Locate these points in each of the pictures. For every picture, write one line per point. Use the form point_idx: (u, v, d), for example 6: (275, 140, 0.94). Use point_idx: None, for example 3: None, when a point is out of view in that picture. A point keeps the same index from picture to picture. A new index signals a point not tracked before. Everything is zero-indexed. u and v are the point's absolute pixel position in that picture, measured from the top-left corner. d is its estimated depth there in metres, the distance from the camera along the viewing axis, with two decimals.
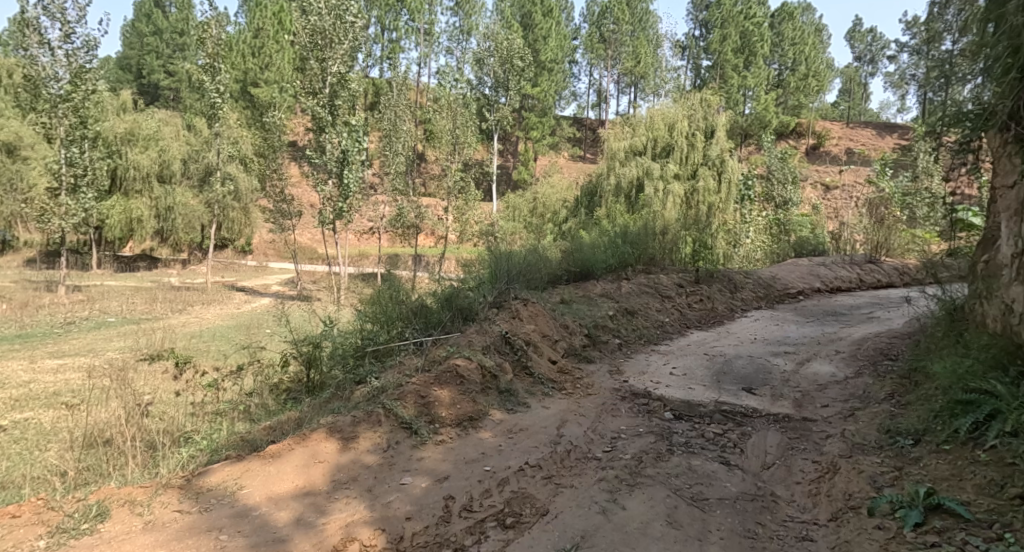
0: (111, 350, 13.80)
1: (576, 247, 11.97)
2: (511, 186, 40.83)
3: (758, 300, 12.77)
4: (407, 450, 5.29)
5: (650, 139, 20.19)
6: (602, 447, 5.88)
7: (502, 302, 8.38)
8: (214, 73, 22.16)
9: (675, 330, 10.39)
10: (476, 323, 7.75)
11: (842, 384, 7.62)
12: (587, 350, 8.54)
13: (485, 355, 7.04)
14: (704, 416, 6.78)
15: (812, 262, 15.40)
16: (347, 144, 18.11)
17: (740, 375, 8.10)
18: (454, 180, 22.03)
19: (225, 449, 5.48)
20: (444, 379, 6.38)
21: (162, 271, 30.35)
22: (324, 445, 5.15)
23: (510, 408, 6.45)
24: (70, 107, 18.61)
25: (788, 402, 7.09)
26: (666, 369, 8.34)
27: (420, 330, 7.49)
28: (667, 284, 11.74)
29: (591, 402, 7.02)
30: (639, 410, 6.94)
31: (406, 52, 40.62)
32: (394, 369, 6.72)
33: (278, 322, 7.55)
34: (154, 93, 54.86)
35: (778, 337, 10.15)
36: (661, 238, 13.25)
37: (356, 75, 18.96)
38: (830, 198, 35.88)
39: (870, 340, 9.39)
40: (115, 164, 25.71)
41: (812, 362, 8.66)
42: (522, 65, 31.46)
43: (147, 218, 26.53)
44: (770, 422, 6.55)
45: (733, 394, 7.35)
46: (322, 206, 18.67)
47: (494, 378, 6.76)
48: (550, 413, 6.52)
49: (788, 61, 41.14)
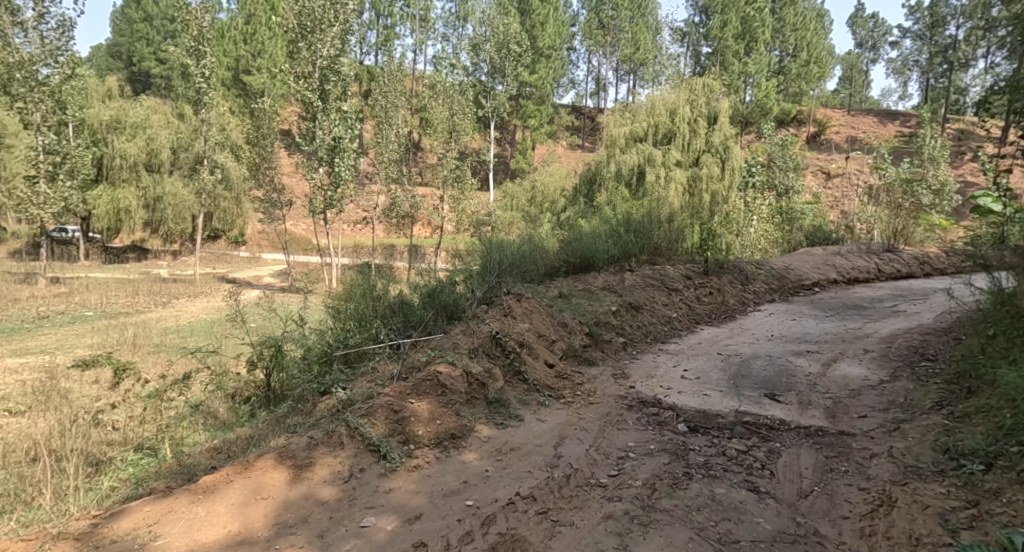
0: (81, 348, 12.84)
1: (575, 236, 11.00)
2: (509, 176, 39.80)
3: (772, 293, 11.87)
4: (374, 480, 4.39)
5: (651, 125, 19.25)
6: (608, 470, 5.02)
7: (493, 298, 7.45)
8: (199, 56, 20.87)
9: (683, 327, 9.48)
10: (463, 322, 6.81)
11: (876, 389, 6.77)
12: (588, 351, 7.65)
13: (472, 360, 6.15)
14: (723, 428, 5.93)
15: (827, 251, 14.45)
16: (339, 131, 17.04)
17: (760, 379, 7.22)
18: (449, 169, 21.07)
19: (153, 479, 4.54)
20: (423, 389, 5.47)
21: (151, 262, 29.43)
22: (269, 476, 4.24)
23: (500, 423, 5.54)
24: (47, 92, 17.64)
25: (819, 411, 6.19)
26: (677, 372, 7.44)
27: (398, 331, 6.57)
28: (674, 276, 10.81)
29: (593, 412, 6.13)
30: (649, 421, 6.07)
31: (401, 39, 39.46)
32: (365, 377, 5.78)
33: (231, 322, 6.41)
34: (144, 81, 53.42)
35: (797, 334, 9.26)
36: (666, 227, 12.30)
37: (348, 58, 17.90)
38: (832, 186, 35.04)
39: (901, 338, 8.54)
40: (100, 153, 24.57)
41: (838, 363, 7.78)
42: (520, 51, 30.31)
43: (136, 208, 25.56)
44: (801, 436, 5.68)
45: (755, 402, 6.47)
46: (313, 195, 17.70)
47: (483, 386, 5.87)
48: (546, 427, 5.63)
49: (789, 47, 39.74)
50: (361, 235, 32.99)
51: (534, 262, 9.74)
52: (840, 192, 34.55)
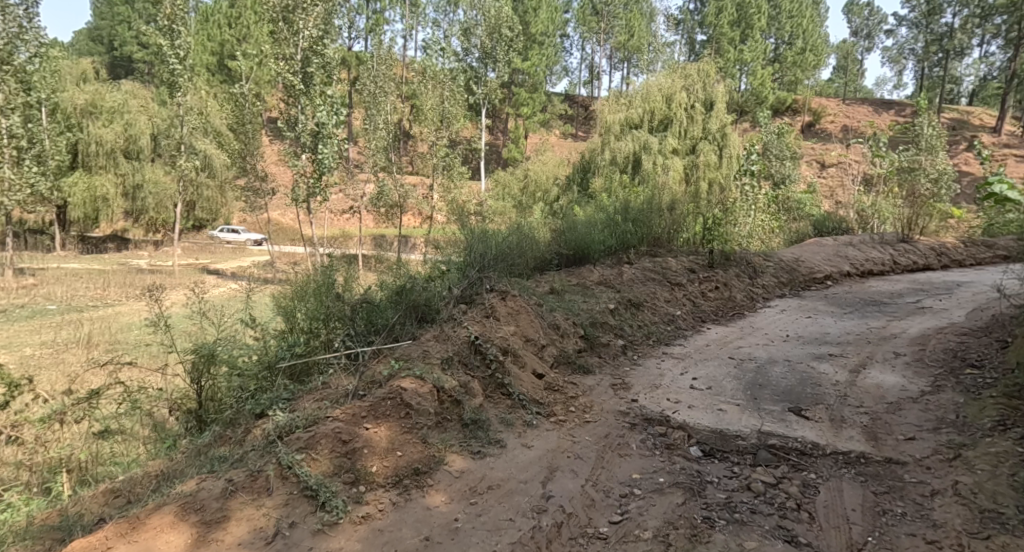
0: (33, 346, 11.66)
1: (569, 225, 9.93)
2: (501, 165, 38.61)
3: (781, 288, 10.91)
4: (308, 540, 3.46)
5: (646, 111, 18.17)
6: (610, 514, 4.10)
7: (472, 297, 6.41)
8: (173, 36, 19.01)
9: (689, 326, 8.49)
10: (436, 326, 5.79)
11: (918, 401, 5.84)
12: (583, 357, 6.66)
13: (445, 373, 5.16)
14: (744, 452, 5.01)
15: (838, 241, 13.49)
16: (323, 116, 15.44)
17: (781, 389, 6.25)
18: (440, 156, 20.00)
19: (13, 539, 3.56)
20: (382, 411, 4.45)
21: (132, 252, 28.22)
22: (164, 540, 3.35)
23: (475, 452, 4.54)
24: (9, 71, 16.22)
25: (858, 432, 5.23)
26: (686, 381, 6.46)
27: (358, 338, 5.49)
28: (676, 269, 9.78)
29: (589, 434, 5.17)
30: (656, 445, 5.12)
31: (390, 24, 38.15)
32: (313, 395, 4.73)
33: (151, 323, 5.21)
34: (126, 66, 51.68)
35: (815, 334, 8.28)
36: (667, 214, 11.22)
37: (335, 41, 16.56)
38: (828, 175, 34.27)
39: (934, 340, 7.61)
40: (76, 138, 23.02)
41: (868, 369, 6.83)
42: (511, 35, 28.94)
43: (114, 197, 23.95)
44: (839, 465, 4.75)
45: (780, 420, 5.49)
46: (294, 182, 16.11)
47: (458, 405, 4.89)
48: (532, 455, 4.67)
49: (785, 35, 39.49)
50: (346, 225, 31.81)
51: (522, 255, 8.72)
52: (835, 181, 33.65)
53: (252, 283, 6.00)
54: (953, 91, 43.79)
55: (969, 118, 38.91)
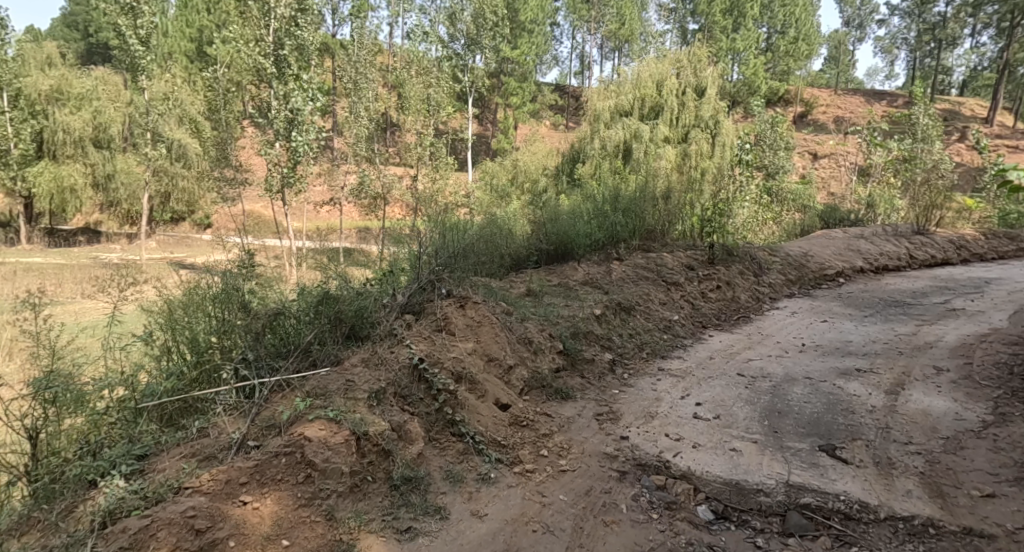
0: None
1: (551, 216, 8.60)
2: (489, 156, 37.07)
3: (789, 286, 9.67)
4: None
5: (637, 98, 16.91)
6: None
7: (422, 307, 5.06)
8: (135, 15, 16.87)
9: (687, 334, 7.22)
10: (370, 346, 4.50)
11: (985, 437, 4.64)
12: (559, 379, 5.38)
13: (374, 410, 3.90)
14: (772, 514, 3.78)
15: (849, 234, 12.28)
16: (298, 100, 13.33)
17: (809, 418, 4.97)
18: (423, 147, 18.33)
19: None
20: (272, 476, 3.29)
21: (103, 246, 26.45)
22: None
23: (403, 530, 3.37)
24: None
25: (918, 483, 4.01)
26: (688, 407, 5.17)
27: (262, 362, 4.15)
28: (673, 266, 8.48)
29: (565, 489, 3.92)
30: (653, 503, 3.87)
31: (373, 11, 36.53)
32: (181, 451, 3.46)
33: None
34: (102, 54, 49.18)
35: (837, 342, 7.03)
36: (661, 203, 9.87)
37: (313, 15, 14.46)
38: (821, 166, 33.19)
39: (981, 351, 6.40)
40: (39, 127, 20.91)
41: (909, 389, 5.59)
42: (497, 20, 27.37)
43: (83, 187, 21.71)
44: (900, 537, 3.57)
45: (812, 464, 4.22)
46: (266, 172, 14.15)
47: (386, 459, 3.66)
48: (483, 529, 3.48)
49: (777, 24, 37.74)
50: (326, 218, 30.36)
51: (489, 252, 7.42)
52: (830, 173, 32.53)
53: (123, 282, 4.39)
54: (944, 81, 42.77)
55: (960, 108, 37.67)
